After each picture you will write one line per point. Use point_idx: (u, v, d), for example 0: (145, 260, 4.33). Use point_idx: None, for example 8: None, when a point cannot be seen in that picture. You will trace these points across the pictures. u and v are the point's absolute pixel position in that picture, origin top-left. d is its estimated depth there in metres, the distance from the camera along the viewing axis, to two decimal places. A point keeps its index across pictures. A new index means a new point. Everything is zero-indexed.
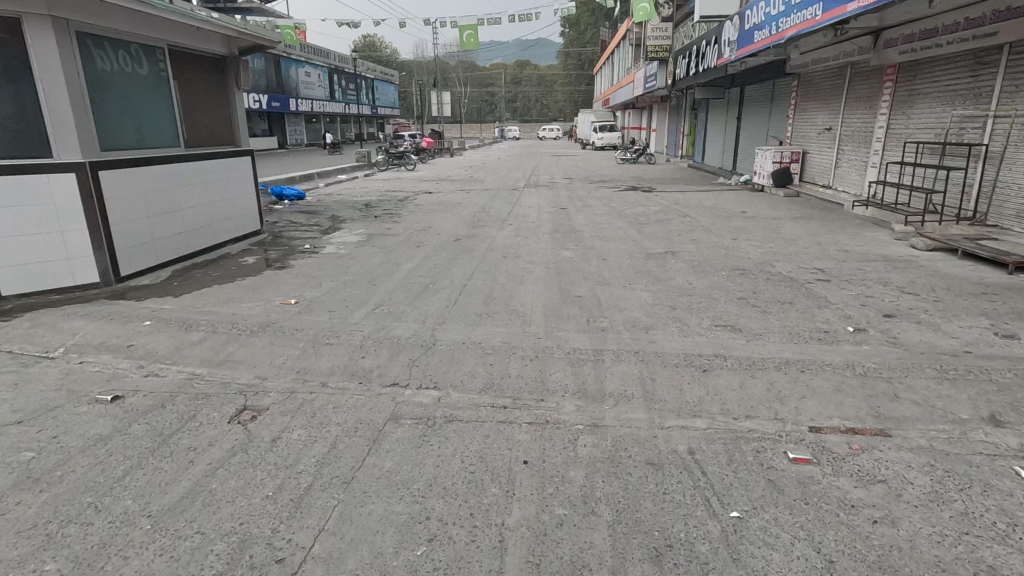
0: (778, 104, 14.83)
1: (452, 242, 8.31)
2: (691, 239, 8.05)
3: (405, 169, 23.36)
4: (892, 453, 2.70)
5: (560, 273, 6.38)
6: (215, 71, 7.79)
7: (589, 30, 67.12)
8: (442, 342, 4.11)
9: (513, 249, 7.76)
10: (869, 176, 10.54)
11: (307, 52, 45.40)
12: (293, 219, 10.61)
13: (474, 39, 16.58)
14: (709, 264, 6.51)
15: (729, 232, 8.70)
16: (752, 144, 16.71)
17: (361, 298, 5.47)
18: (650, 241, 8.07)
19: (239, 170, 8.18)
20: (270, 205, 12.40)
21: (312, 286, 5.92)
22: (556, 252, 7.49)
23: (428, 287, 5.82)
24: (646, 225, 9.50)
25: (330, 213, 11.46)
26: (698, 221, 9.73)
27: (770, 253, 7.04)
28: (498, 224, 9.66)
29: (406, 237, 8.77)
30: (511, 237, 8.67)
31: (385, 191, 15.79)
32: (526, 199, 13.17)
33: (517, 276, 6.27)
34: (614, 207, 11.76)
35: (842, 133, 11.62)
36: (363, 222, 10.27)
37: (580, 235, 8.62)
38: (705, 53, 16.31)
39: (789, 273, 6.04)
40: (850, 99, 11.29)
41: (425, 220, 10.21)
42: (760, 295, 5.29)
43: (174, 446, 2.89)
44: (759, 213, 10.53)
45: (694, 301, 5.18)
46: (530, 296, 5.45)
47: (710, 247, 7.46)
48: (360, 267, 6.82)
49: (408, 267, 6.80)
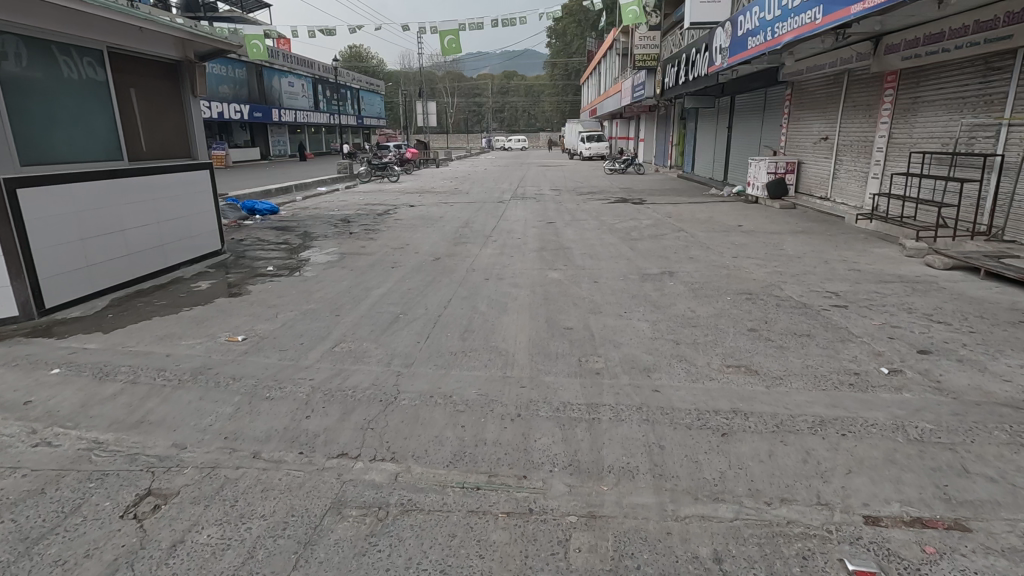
0: (771, 113, 14.40)
1: (430, 262, 7.66)
2: (689, 258, 7.45)
3: (388, 180, 22.74)
4: (981, 561, 2.06)
5: (548, 298, 5.74)
6: (165, 77, 7.12)
7: (576, 41, 67.13)
8: (407, 393, 3.44)
9: (496, 269, 7.13)
10: (870, 188, 10.06)
11: (290, 62, 44.72)
12: (262, 237, 9.88)
13: (455, 44, 16.03)
14: (711, 287, 5.91)
15: (729, 248, 8.12)
16: (743, 154, 16.27)
17: (320, 332, 4.78)
18: (644, 259, 7.48)
19: (196, 185, 7.45)
20: (240, 221, 11.68)
21: (267, 318, 5.23)
22: (543, 272, 6.87)
23: (398, 318, 5.15)
24: (640, 241, 8.91)
25: (303, 229, 10.77)
26: (694, 236, 9.18)
27: (776, 273, 6.47)
28: (482, 241, 9.02)
29: (381, 257, 8.10)
30: (495, 255, 8.04)
31: (365, 204, 15.11)
32: (512, 212, 12.56)
33: (500, 303, 5.62)
34: (604, 220, 11.19)
35: (840, 142, 11.15)
36: (337, 239, 9.58)
37: (569, 253, 8.00)
38: (694, 60, 15.87)
39: (801, 298, 5.45)
40: (849, 108, 10.83)
41: (403, 237, 9.54)
42: (772, 325, 4.69)
43: (37, 560, 2.19)
44: (757, 227, 10.00)
45: (699, 333, 4.57)
46: (513, 329, 4.81)
47: (709, 267, 6.88)
48: (325, 293, 6.14)
49: (379, 292, 6.13)
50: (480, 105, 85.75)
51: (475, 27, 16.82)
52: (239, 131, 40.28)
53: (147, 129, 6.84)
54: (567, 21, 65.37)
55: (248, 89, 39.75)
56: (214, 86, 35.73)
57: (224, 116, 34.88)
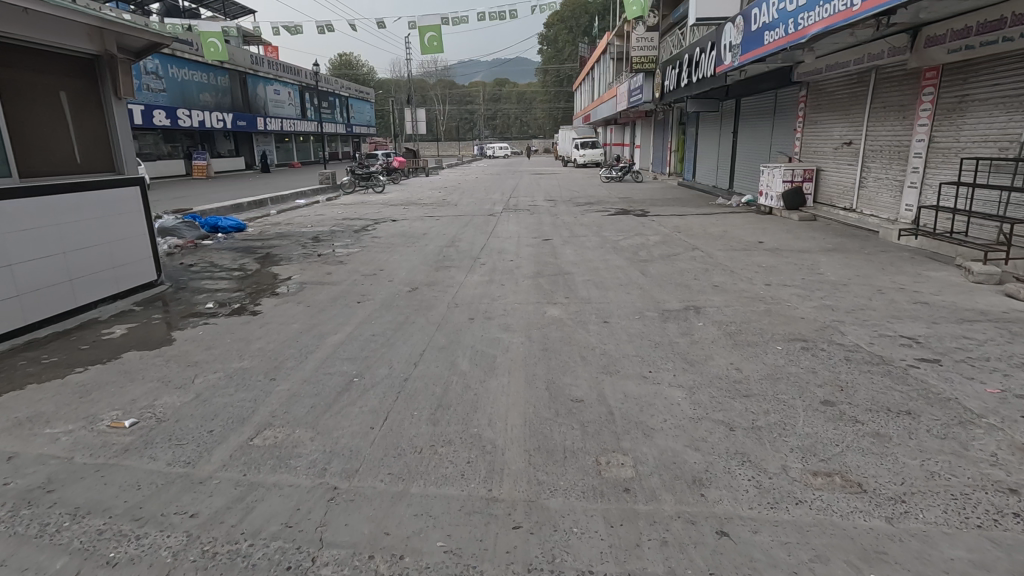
0: (782, 117, 13.32)
1: (406, 293, 6.44)
2: (714, 286, 6.27)
3: (373, 191, 21.53)
4: None
5: (549, 348, 4.52)
6: (76, 74, 5.88)
7: (568, 47, 66.29)
8: (335, 551, 2.19)
9: (486, 303, 5.91)
10: (907, 199, 8.96)
11: (275, 69, 43.53)
12: (216, 260, 8.63)
13: (437, 42, 14.89)
14: (752, 331, 4.72)
15: (757, 272, 6.96)
16: (751, 160, 15.19)
17: (242, 412, 3.53)
18: (661, 288, 6.29)
19: (122, 206, 6.16)
20: (198, 240, 10.45)
21: (179, 385, 3.97)
22: (540, 308, 5.66)
23: (352, 385, 3.92)
24: (651, 262, 7.73)
25: (266, 250, 9.51)
26: (712, 256, 8.02)
27: (826, 309, 5.29)
28: (468, 264, 7.82)
29: (347, 287, 6.86)
30: (483, 283, 6.85)
31: (344, 218, 13.90)
32: (503, 227, 11.38)
33: (487, 355, 4.41)
34: (607, 236, 10.05)
35: (867, 148, 10.05)
36: (302, 263, 8.33)
37: (570, 280, 6.82)
38: (699, 60, 14.77)
39: (872, 347, 4.27)
40: (878, 109, 9.72)
41: (378, 261, 8.29)
42: (852, 395, 3.48)
43: None
44: (780, 244, 8.86)
45: (756, 410, 3.36)
46: (503, 402, 3.58)
47: (741, 300, 5.70)
48: (269, 341, 4.90)
49: (337, 339, 4.90)
50: (472, 112, 84.87)
51: (459, 23, 15.70)
52: (222, 140, 38.99)
53: (49, 139, 5.59)
54: (558, 27, 64.73)
55: (231, 97, 38.51)
56: (195, 94, 34.44)
57: (205, 124, 33.71)
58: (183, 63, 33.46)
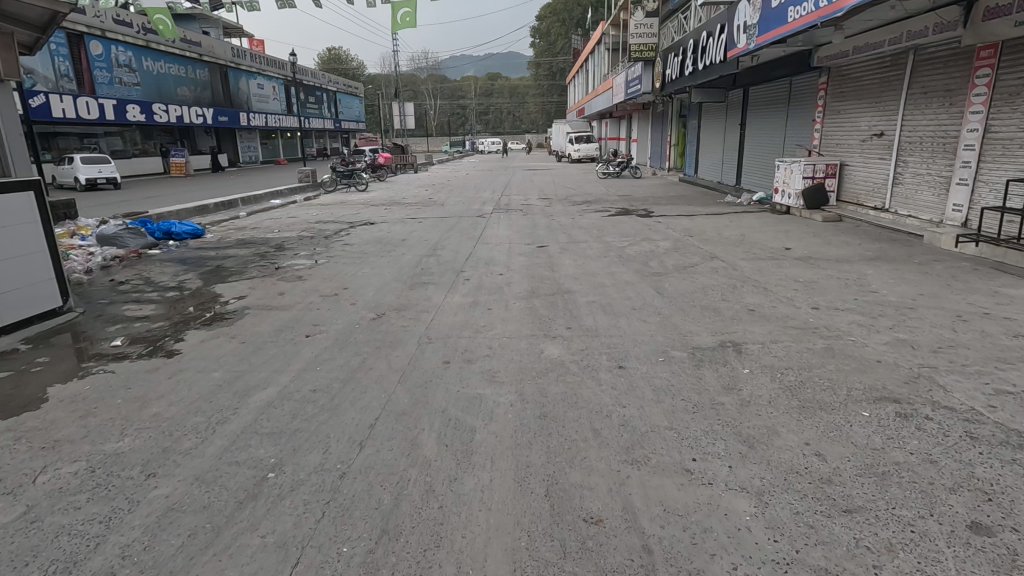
0: (798, 106, 12.15)
1: (369, 322, 5.22)
2: (749, 310, 5.10)
3: (356, 189, 20.23)
4: None
5: (548, 414, 3.31)
6: None
7: (562, 41, 64.83)
8: None
9: (465, 337, 4.70)
10: (955, 198, 7.82)
11: (258, 62, 41.94)
12: (156, 274, 7.39)
13: (410, 18, 13.69)
14: (819, 385, 3.53)
15: (795, 288, 5.79)
16: (762, 154, 14.03)
17: (77, 549, 2.29)
18: (684, 314, 5.11)
19: (7, 217, 4.88)
20: (144, 249, 9.16)
21: (8, 490, 2.71)
22: (536, 346, 4.44)
23: (261, 488, 2.69)
24: (666, 276, 6.56)
25: (217, 261, 8.23)
26: (736, 268, 6.83)
27: (903, 346, 4.10)
28: (450, 280, 6.61)
29: (300, 312, 5.62)
30: (466, 305, 5.65)
31: (318, 221, 12.63)
32: (492, 230, 10.16)
33: (462, 428, 3.19)
34: (610, 241, 8.85)
35: (903, 139, 8.89)
36: (253, 278, 7.06)
37: (572, 301, 5.63)
38: (705, 46, 13.55)
39: (996, 412, 3.09)
40: (916, 96, 8.57)
41: (343, 275, 7.04)
42: (1012, 510, 2.30)
43: None
44: (811, 251, 7.70)
45: (874, 544, 2.17)
46: (482, 525, 2.37)
47: (788, 331, 4.51)
48: (172, 401, 3.66)
49: (263, 398, 3.67)
50: (464, 107, 83.42)
51: None
52: (203, 136, 37.52)
53: None
54: (551, 20, 63.31)
55: (212, 92, 37.03)
56: (173, 88, 32.94)
57: (184, 120, 32.25)
58: (160, 55, 31.94)
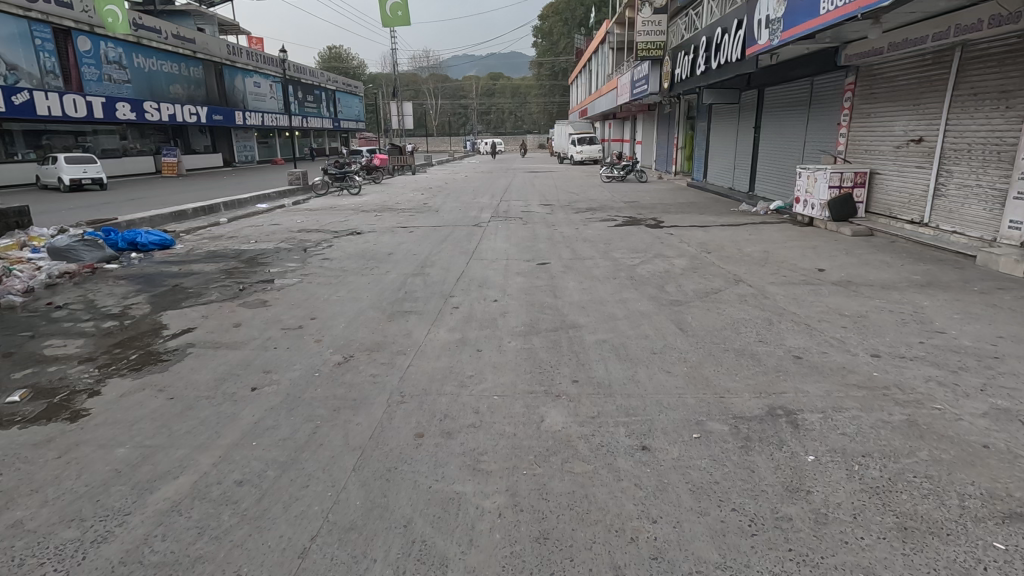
0: (821, 108, 11.22)
1: (332, 367, 4.30)
2: (795, 360, 4.17)
3: (349, 192, 19.32)
4: None
5: (550, 536, 2.41)
6: None
7: (564, 41, 63.89)
8: None
9: (447, 394, 3.78)
10: (1012, 213, 6.93)
11: (254, 60, 41.08)
12: (102, 297, 6.46)
13: None
14: (916, 489, 2.60)
15: (844, 326, 4.85)
16: (779, 159, 13.12)
17: None
18: (713, 362, 4.18)
19: None
20: (100, 263, 8.21)
21: None
22: (534, 410, 3.51)
23: None
24: (686, 305, 5.64)
25: (177, 279, 7.30)
26: (767, 295, 5.90)
27: (1008, 421, 3.16)
28: (435, 308, 5.70)
29: (253, 351, 4.70)
30: (450, 345, 4.72)
31: (302, 228, 11.74)
32: (488, 243, 9.25)
33: (430, 561, 2.28)
34: (618, 258, 7.94)
35: (947, 146, 7.98)
36: (211, 303, 6.14)
37: (578, 340, 4.71)
38: (720, 43, 12.62)
39: None
40: (964, 99, 7.67)
41: (314, 300, 6.12)
42: None
43: None
44: (848, 273, 6.79)
45: None
46: None
47: (852, 393, 3.58)
48: (45, 500, 2.73)
49: (168, 496, 2.75)
50: (465, 107, 82.40)
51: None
52: (197, 135, 36.68)
53: None
54: (553, 20, 62.49)
55: (207, 90, 36.15)
56: (165, 85, 32.02)
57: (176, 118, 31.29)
58: (151, 52, 30.98)
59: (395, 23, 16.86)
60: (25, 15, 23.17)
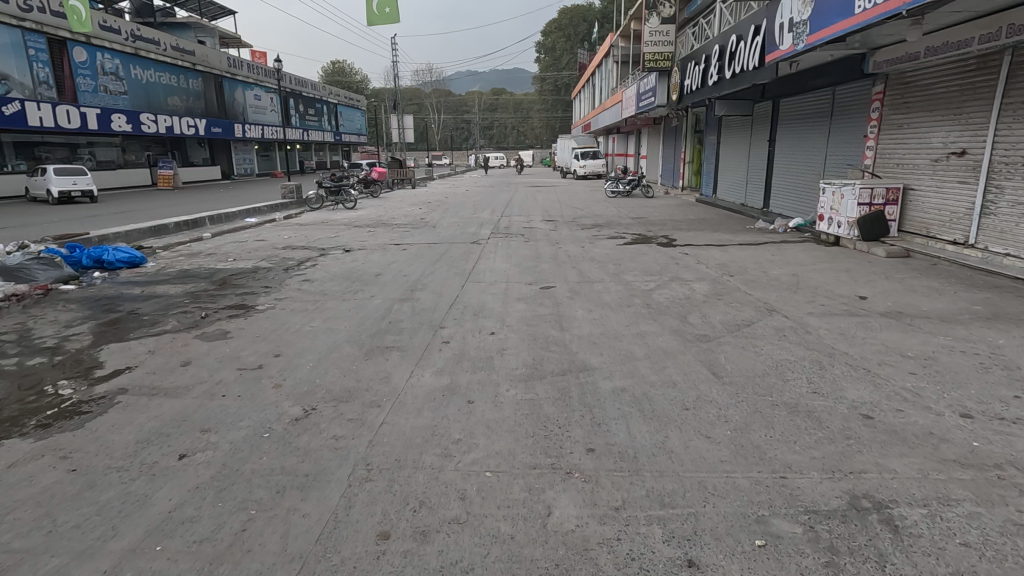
0: (844, 119, 10.50)
1: (287, 424, 3.46)
2: (865, 420, 3.33)
3: (344, 206, 18.61)
4: None
5: None
6: None
7: (566, 56, 63.66)
8: None
9: (427, 469, 2.93)
10: None
11: (255, 72, 40.73)
12: (41, 325, 5.63)
13: None
14: None
15: (914, 373, 4.01)
16: (797, 173, 12.37)
17: None
18: (763, 423, 3.33)
19: None
20: (56, 284, 7.44)
21: None
22: (538, 498, 2.66)
23: None
24: (716, 341, 4.81)
25: (134, 304, 6.47)
26: (809, 329, 5.06)
27: None
28: (421, 343, 4.88)
29: (195, 399, 3.86)
30: (435, 393, 3.86)
31: (288, 245, 10.99)
32: (486, 263, 8.43)
33: None
34: (631, 282, 7.12)
35: (998, 158, 7.17)
36: (164, 334, 5.31)
37: (592, 390, 3.86)
38: (735, 50, 11.94)
39: None
40: (1017, 106, 6.89)
41: (283, 332, 5.30)
42: None
43: None
44: (895, 302, 5.96)
45: None
46: None
47: (956, 476, 2.72)
48: None
49: None
50: (467, 121, 82.30)
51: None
52: (195, 147, 36.24)
53: None
54: (555, 36, 62.40)
55: (206, 102, 35.71)
56: (164, 97, 31.51)
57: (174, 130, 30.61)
58: (150, 63, 30.51)
59: (379, 20, 16.23)
60: (19, 24, 22.61)
